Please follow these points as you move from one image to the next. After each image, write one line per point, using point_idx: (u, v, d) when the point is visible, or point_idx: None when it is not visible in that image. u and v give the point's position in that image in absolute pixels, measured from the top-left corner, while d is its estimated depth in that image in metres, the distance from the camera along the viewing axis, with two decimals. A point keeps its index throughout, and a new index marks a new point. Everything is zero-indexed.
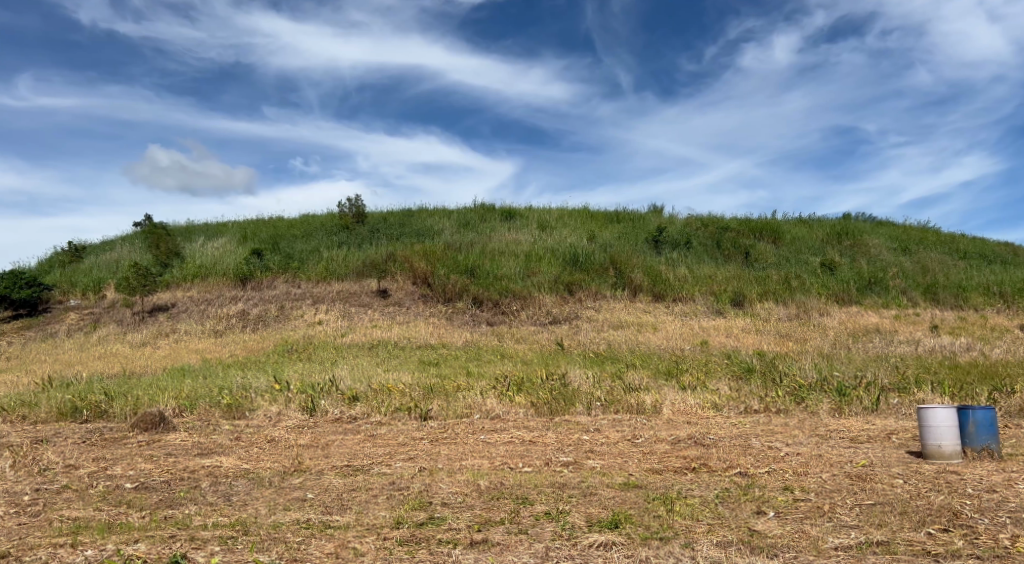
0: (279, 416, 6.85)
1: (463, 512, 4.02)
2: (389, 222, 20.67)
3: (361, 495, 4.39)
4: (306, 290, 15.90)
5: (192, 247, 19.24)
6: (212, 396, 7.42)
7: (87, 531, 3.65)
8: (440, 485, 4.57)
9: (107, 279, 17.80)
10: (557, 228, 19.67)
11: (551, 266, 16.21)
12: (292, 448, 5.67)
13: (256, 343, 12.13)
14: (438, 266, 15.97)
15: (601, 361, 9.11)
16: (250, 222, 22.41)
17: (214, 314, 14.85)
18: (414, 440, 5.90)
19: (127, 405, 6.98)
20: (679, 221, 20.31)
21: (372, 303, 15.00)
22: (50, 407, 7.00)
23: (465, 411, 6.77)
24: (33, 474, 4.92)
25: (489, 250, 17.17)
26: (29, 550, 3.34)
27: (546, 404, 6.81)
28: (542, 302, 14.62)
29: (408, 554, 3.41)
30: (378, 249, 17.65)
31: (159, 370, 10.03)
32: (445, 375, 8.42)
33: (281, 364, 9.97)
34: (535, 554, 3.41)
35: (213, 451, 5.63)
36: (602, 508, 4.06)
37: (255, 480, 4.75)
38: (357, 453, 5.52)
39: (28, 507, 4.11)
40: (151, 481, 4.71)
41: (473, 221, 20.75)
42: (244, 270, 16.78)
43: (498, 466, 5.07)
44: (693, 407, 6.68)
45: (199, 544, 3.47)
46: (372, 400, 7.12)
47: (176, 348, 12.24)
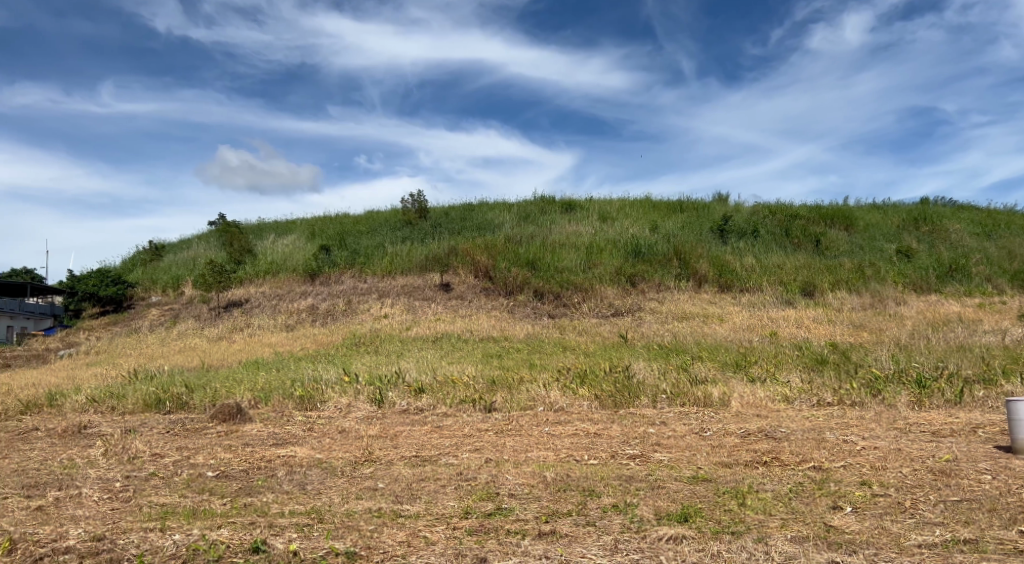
0: (349, 407, 7.03)
1: (531, 503, 4.04)
2: (451, 217, 20.89)
3: (430, 485, 4.47)
4: (371, 284, 16.25)
5: (263, 245, 19.88)
6: (285, 388, 7.68)
7: (175, 517, 3.82)
8: (506, 476, 4.61)
9: (185, 276, 18.57)
10: (619, 219, 19.51)
11: (612, 257, 16.10)
12: (362, 439, 5.81)
13: (325, 337, 12.47)
14: (500, 260, 16.08)
15: (666, 353, 8.99)
16: (316, 219, 23.02)
17: (286, 310, 15.34)
18: (480, 431, 5.97)
19: (207, 397, 7.29)
20: (745, 210, 19.86)
21: (436, 297, 15.18)
22: (137, 398, 7.37)
23: (529, 403, 6.80)
24: (124, 462, 5.20)
25: (550, 242, 17.17)
26: (123, 533, 3.49)
27: (610, 398, 6.78)
28: (603, 294, 14.51)
29: (478, 544, 3.45)
30: (440, 244, 17.87)
31: (235, 363, 10.43)
32: (509, 368, 8.48)
33: (350, 357, 10.23)
34: (604, 546, 3.40)
35: (288, 441, 5.83)
36: (670, 501, 4.02)
37: (328, 469, 4.90)
38: (425, 443, 5.61)
39: (119, 493, 4.34)
40: (231, 470, 4.91)
41: (533, 214, 20.77)
42: (313, 266, 17.30)
43: (564, 458, 5.07)
44: (763, 399, 6.53)
45: (278, 531, 3.58)
46: (438, 392, 7.24)
47: (250, 342, 12.69)
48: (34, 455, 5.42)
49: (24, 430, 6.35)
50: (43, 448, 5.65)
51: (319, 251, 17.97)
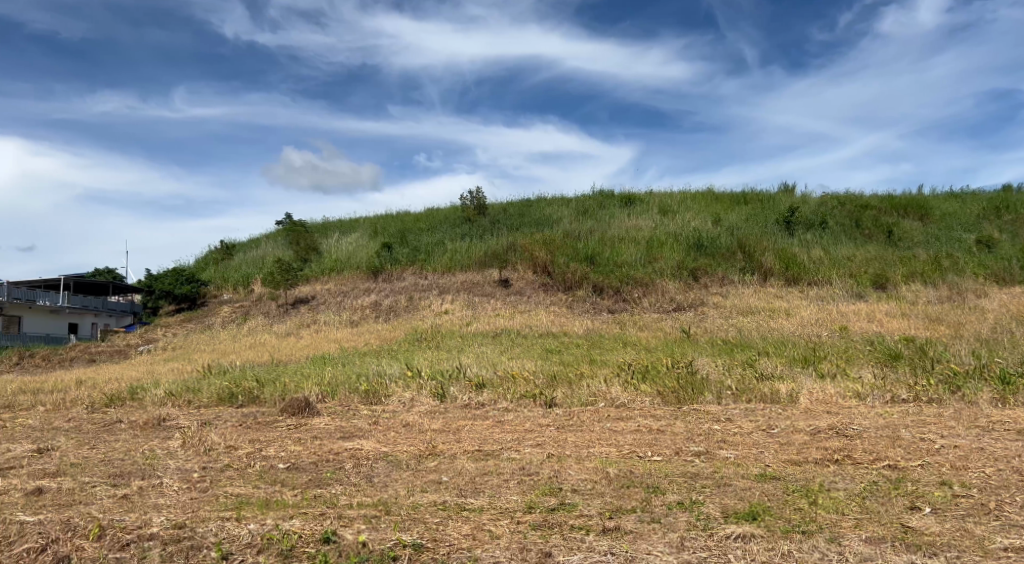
0: (412, 401, 7.14)
1: (594, 499, 4.04)
2: (509, 213, 20.97)
3: (493, 479, 4.51)
4: (432, 281, 16.46)
5: (328, 243, 20.37)
6: (350, 382, 7.87)
7: (250, 507, 3.97)
8: (569, 471, 4.61)
9: (254, 274, 19.20)
10: (680, 212, 19.22)
11: (674, 251, 15.88)
12: (426, 433, 5.90)
13: (388, 333, 12.68)
14: (559, 255, 16.05)
15: (730, 349, 8.82)
16: (378, 218, 23.46)
17: (350, 306, 15.69)
18: (542, 426, 5.98)
19: (277, 392, 7.53)
20: (812, 201, 19.27)
21: (495, 293, 15.26)
22: (212, 393, 7.67)
23: (590, 398, 6.77)
24: (201, 454, 5.42)
25: (609, 237, 17.05)
26: (202, 521, 3.62)
27: (673, 393, 6.69)
28: (665, 289, 14.31)
29: (542, 538, 3.46)
30: (499, 240, 17.96)
31: (303, 358, 10.74)
32: (569, 363, 8.47)
33: (412, 352, 10.40)
34: (671, 543, 3.36)
35: (354, 434, 5.97)
36: (738, 499, 3.94)
37: (394, 463, 4.99)
38: (487, 438, 5.66)
39: (197, 484, 4.53)
40: (301, 462, 5.06)
41: (592, 208, 20.65)
42: (376, 264, 17.68)
43: (627, 454, 5.04)
44: (833, 395, 6.34)
45: (347, 522, 3.67)
46: (499, 388, 7.29)
47: (317, 338, 13.03)
48: (119, 446, 5.70)
49: (108, 422, 6.68)
50: (126, 440, 5.93)
51: (382, 249, 18.33)
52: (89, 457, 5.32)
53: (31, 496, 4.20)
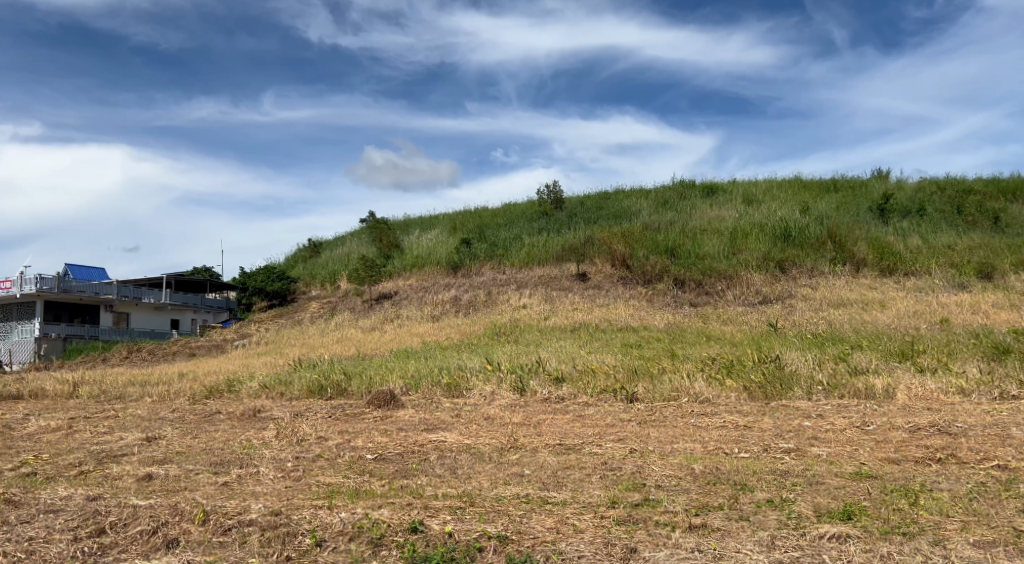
0: (493, 394, 7.22)
1: (679, 495, 3.97)
2: (587, 206, 20.87)
3: (575, 473, 4.50)
4: (510, 275, 16.59)
5: (409, 240, 20.82)
6: (433, 376, 8.03)
7: (341, 496, 4.10)
8: (653, 467, 4.56)
9: (340, 271, 19.83)
10: (765, 202, 18.62)
11: (759, 242, 15.42)
12: (507, 426, 5.95)
13: (468, 327, 12.85)
14: (638, 248, 15.86)
15: (821, 342, 8.48)
16: (457, 214, 23.81)
17: (431, 301, 15.99)
18: (623, 421, 5.92)
19: (363, 385, 7.76)
20: (909, 186, 18.31)
21: (573, 287, 15.22)
22: (302, 385, 7.98)
23: (673, 393, 6.66)
24: (293, 443, 5.65)
25: (690, 229, 16.73)
26: (297, 509, 3.76)
27: (760, 389, 6.51)
28: (750, 281, 13.89)
29: (627, 534, 3.43)
30: (577, 233, 17.92)
31: (387, 352, 11.04)
32: (650, 358, 8.34)
33: (492, 346, 10.51)
34: (760, 542, 3.26)
35: (437, 426, 6.09)
36: (831, 498, 3.80)
37: (476, 455, 5.06)
38: (568, 432, 5.66)
39: (291, 472, 4.73)
40: (388, 454, 5.20)
41: (672, 199, 20.30)
42: (455, 259, 18.01)
43: (712, 450, 4.94)
44: (934, 391, 6.00)
45: (434, 513, 3.74)
46: (579, 382, 7.27)
47: (400, 332, 13.37)
48: (219, 436, 6.01)
49: (209, 413, 7.06)
50: (225, 430, 6.25)
51: (461, 245, 18.58)
52: (192, 445, 5.63)
53: (142, 482, 4.48)
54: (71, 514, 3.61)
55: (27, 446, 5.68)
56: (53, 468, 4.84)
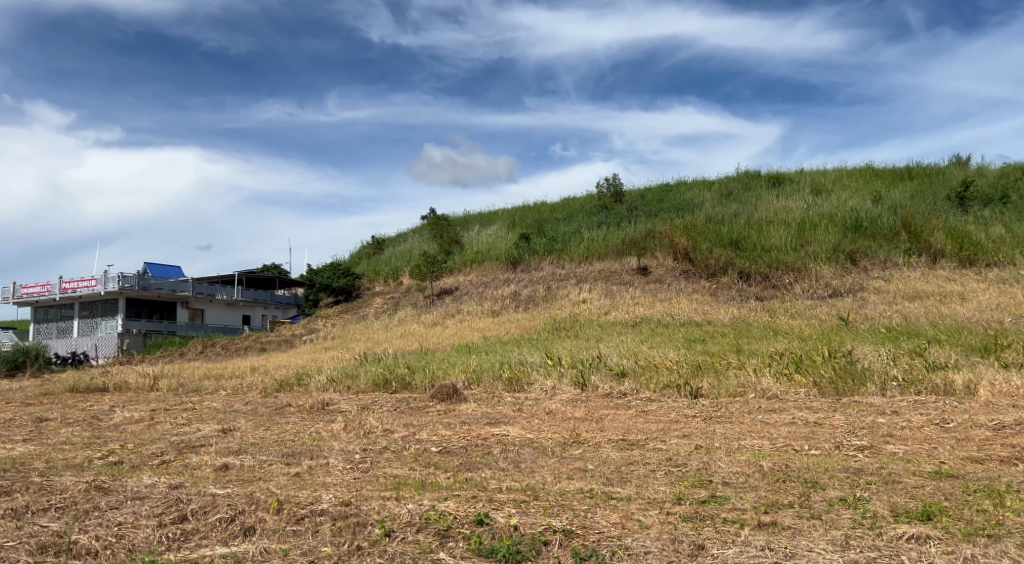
0: (554, 389, 7.23)
1: (747, 493, 3.89)
2: (648, 199, 20.63)
3: (639, 468, 4.47)
4: (569, 270, 16.56)
5: (469, 236, 21.00)
6: (495, 370, 8.09)
7: (408, 488, 4.18)
8: (719, 463, 4.48)
9: (402, 267, 20.18)
10: (834, 191, 18.03)
11: (828, 233, 14.95)
12: (569, 421, 5.95)
13: (528, 322, 12.88)
14: (701, 241, 15.59)
15: (896, 337, 8.16)
16: (517, 209, 23.90)
17: (491, 296, 16.10)
18: (688, 417, 5.84)
19: (426, 379, 7.89)
20: (991, 173, 17.42)
21: (634, 281, 15.07)
22: (368, 379, 8.17)
23: (739, 389, 6.53)
24: (361, 436, 5.78)
25: (755, 221, 16.37)
26: (365, 501, 3.85)
27: (831, 385, 6.33)
28: (819, 274, 13.47)
29: (694, 530, 3.38)
30: (637, 227, 17.75)
31: (449, 346, 11.17)
32: (715, 353, 8.20)
33: (552, 341, 10.52)
34: (833, 541, 3.18)
35: (500, 420, 6.14)
36: (909, 497, 3.67)
37: (539, 449, 5.08)
38: (631, 427, 5.62)
39: (359, 464, 4.84)
40: (452, 447, 5.27)
41: (736, 191, 19.88)
42: (515, 254, 18.12)
43: (781, 447, 4.82)
44: (1020, 388, 5.71)
45: (498, 506, 3.77)
46: (641, 377, 7.21)
47: (461, 327, 13.51)
48: (290, 428, 6.21)
49: (279, 405, 7.29)
50: (295, 422, 6.44)
51: (521, 240, 18.65)
52: (264, 437, 5.82)
53: (219, 471, 4.67)
54: (155, 502, 3.79)
55: (113, 436, 5.99)
56: (137, 457, 5.09)
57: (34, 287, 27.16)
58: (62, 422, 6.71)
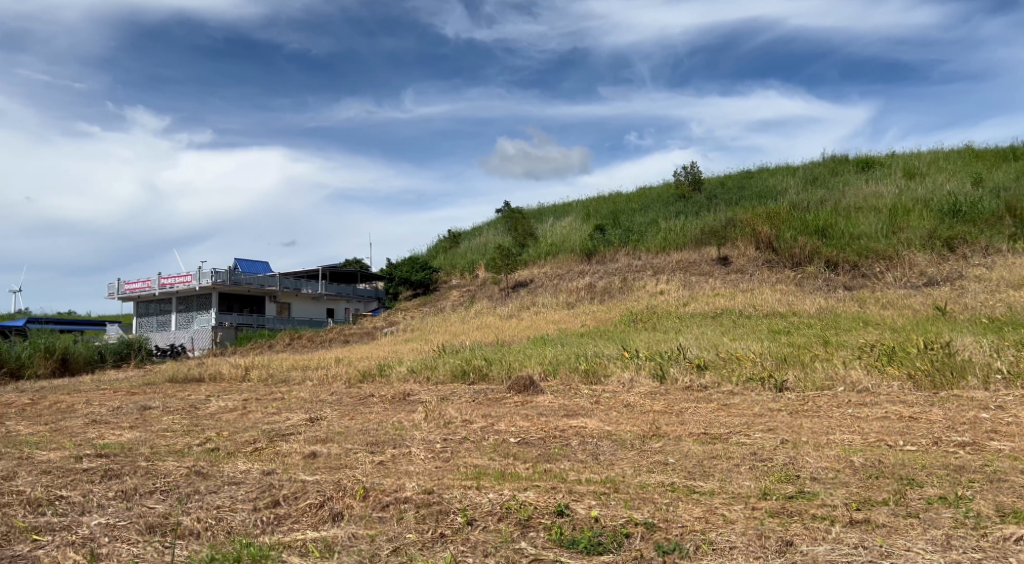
0: (632, 382, 7.16)
1: (838, 489, 3.75)
2: (728, 187, 20.14)
3: (723, 463, 4.37)
4: (646, 261, 16.36)
5: (544, 228, 21.03)
6: (572, 362, 8.09)
7: (489, 477, 4.23)
8: (807, 459, 4.34)
9: (478, 261, 20.40)
10: (930, 174, 17.11)
11: (923, 219, 14.21)
12: (649, 414, 5.88)
13: (605, 314, 12.81)
14: (784, 229, 15.10)
15: (999, 328, 7.69)
16: (592, 200, 23.77)
17: (567, 288, 16.07)
18: (773, 411, 5.68)
19: (503, 370, 7.97)
20: None
21: (714, 271, 14.73)
22: (447, 370, 8.32)
23: (827, 382, 6.31)
24: (441, 426, 5.88)
25: (843, 207, 15.74)
26: (448, 489, 3.92)
27: (928, 378, 6.03)
28: (913, 262, 12.81)
29: (782, 526, 3.28)
30: (716, 216, 17.36)
31: (525, 338, 11.25)
32: (800, 345, 7.93)
33: (629, 333, 10.42)
34: (933, 541, 3.03)
35: (578, 412, 6.13)
36: (1016, 497, 3.45)
37: (618, 442, 5.04)
38: (713, 421, 5.51)
39: (440, 453, 4.93)
40: (530, 438, 5.29)
41: (821, 176, 19.16)
42: (590, 246, 18.03)
43: (874, 442, 4.62)
44: None
45: (578, 497, 3.76)
46: (722, 370, 7.05)
47: (537, 319, 13.56)
48: (373, 417, 6.38)
49: (363, 396, 7.51)
50: (378, 412, 6.62)
51: (596, 231, 18.56)
52: (349, 426, 6.00)
53: (308, 459, 4.84)
54: (250, 487, 3.97)
55: (210, 424, 6.32)
56: (232, 444, 5.35)
57: (136, 283, 28.83)
58: (164, 410, 7.12)
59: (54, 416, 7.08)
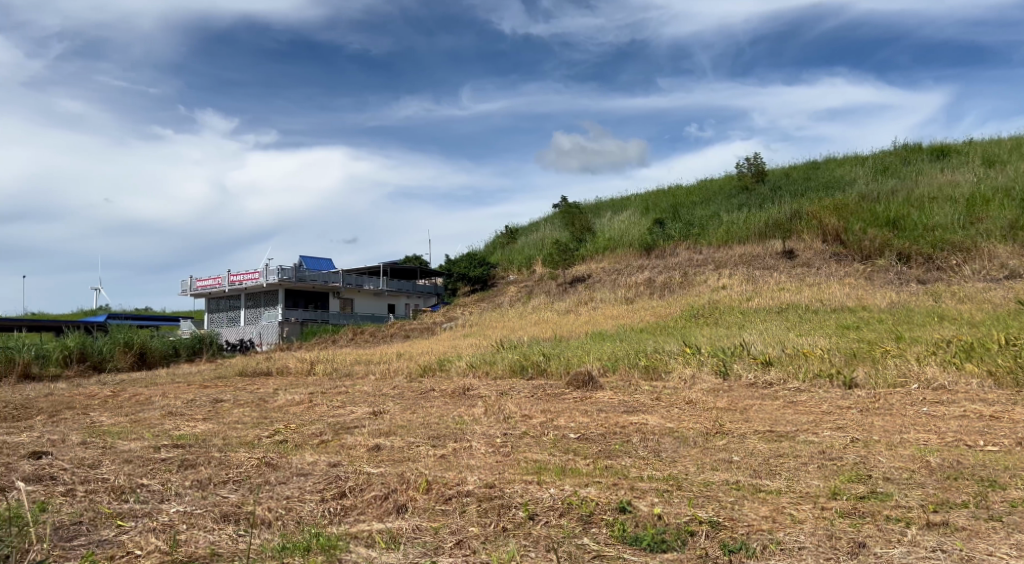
0: (694, 378, 7.05)
1: (913, 490, 3.61)
2: (792, 178, 19.62)
3: (790, 461, 4.27)
4: (707, 255, 16.08)
5: (602, 223, 20.89)
6: (631, 358, 8.02)
7: (549, 472, 4.24)
8: (879, 458, 4.19)
9: (535, 256, 20.42)
10: (1011, 161, 16.27)
11: (1003, 208, 13.53)
12: (712, 411, 5.78)
13: (664, 309, 12.65)
14: (852, 221, 14.62)
15: None
16: (651, 194, 23.50)
17: (625, 283, 15.94)
18: (842, 408, 5.51)
19: (562, 365, 7.96)
20: None
21: (778, 265, 14.37)
22: (506, 365, 8.36)
23: (900, 379, 6.07)
24: (501, 420, 5.92)
25: (916, 197, 15.14)
26: (509, 484, 3.94)
27: (1010, 376, 5.75)
28: (993, 253, 12.21)
29: (853, 527, 3.18)
30: (781, 208, 16.92)
31: (583, 334, 11.21)
32: (871, 340, 7.66)
33: (690, 328, 10.27)
34: (1018, 546, 2.88)
35: (638, 409, 6.06)
36: None
37: (680, 439, 4.97)
38: (778, 419, 5.37)
39: (500, 448, 4.96)
40: (591, 434, 5.27)
41: (892, 165, 18.46)
42: (648, 240, 17.81)
43: (951, 442, 4.43)
44: None
45: (640, 494, 3.73)
46: (788, 366, 6.88)
47: (595, 315, 13.48)
48: (434, 411, 6.46)
49: (424, 390, 7.61)
50: (439, 406, 6.71)
51: (655, 225, 18.33)
52: (411, 420, 6.10)
53: (372, 451, 4.94)
54: (317, 479, 4.08)
55: (278, 417, 6.51)
56: (299, 436, 5.51)
57: (206, 280, 29.89)
58: (234, 403, 7.38)
59: (134, 407, 7.42)
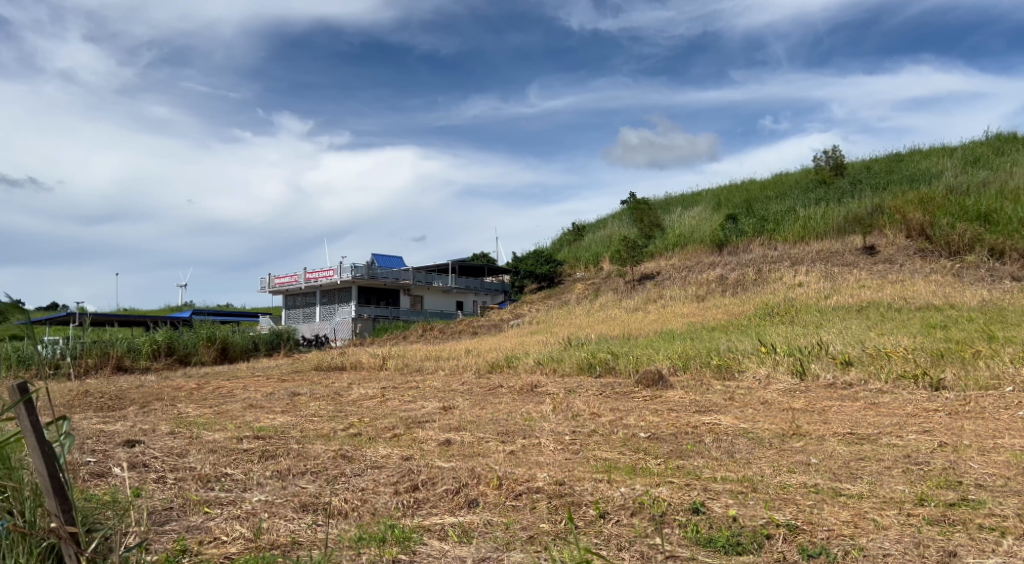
0: (769, 378, 6.86)
1: (1008, 498, 3.41)
2: (874, 171, 18.83)
3: (872, 465, 4.10)
4: (783, 252, 15.61)
5: (672, 219, 20.56)
6: (702, 356, 7.87)
7: (620, 471, 4.20)
8: (970, 464, 3.98)
9: (603, 253, 20.25)
10: None
11: None
12: (788, 412, 5.62)
13: (737, 307, 12.36)
14: (939, 214, 13.92)
15: None
16: (723, 189, 22.99)
17: (696, 280, 15.67)
18: (929, 411, 5.26)
19: (631, 363, 7.88)
20: None
21: (858, 261, 13.83)
22: (573, 363, 8.34)
23: (993, 382, 5.75)
24: (569, 418, 5.90)
25: (1009, 189, 14.32)
26: (579, 481, 3.93)
27: None
28: None
29: (942, 535, 3.04)
30: (861, 202, 16.28)
31: (651, 332, 11.06)
32: (959, 340, 7.28)
33: (763, 327, 10.00)
34: None
35: (710, 408, 5.95)
36: None
37: (754, 440, 4.85)
38: (860, 421, 5.17)
39: (569, 445, 4.94)
40: (661, 433, 5.20)
41: (985, 156, 17.47)
42: (720, 236, 17.46)
43: None
44: None
45: (713, 495, 3.66)
46: (869, 366, 6.62)
47: (664, 312, 13.28)
48: (503, 407, 6.50)
49: (493, 386, 7.67)
50: (507, 402, 6.74)
51: (727, 221, 17.92)
52: (481, 415, 6.15)
53: (443, 446, 5.01)
54: (390, 472, 4.16)
55: (352, 410, 6.68)
56: (372, 430, 5.63)
57: (284, 277, 30.93)
58: (311, 397, 7.62)
59: (217, 399, 7.75)
